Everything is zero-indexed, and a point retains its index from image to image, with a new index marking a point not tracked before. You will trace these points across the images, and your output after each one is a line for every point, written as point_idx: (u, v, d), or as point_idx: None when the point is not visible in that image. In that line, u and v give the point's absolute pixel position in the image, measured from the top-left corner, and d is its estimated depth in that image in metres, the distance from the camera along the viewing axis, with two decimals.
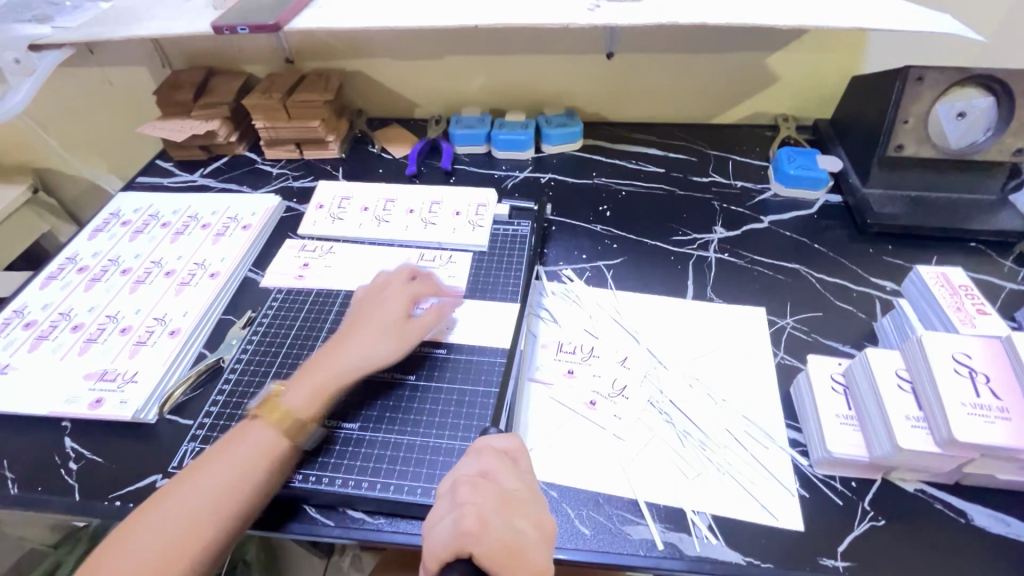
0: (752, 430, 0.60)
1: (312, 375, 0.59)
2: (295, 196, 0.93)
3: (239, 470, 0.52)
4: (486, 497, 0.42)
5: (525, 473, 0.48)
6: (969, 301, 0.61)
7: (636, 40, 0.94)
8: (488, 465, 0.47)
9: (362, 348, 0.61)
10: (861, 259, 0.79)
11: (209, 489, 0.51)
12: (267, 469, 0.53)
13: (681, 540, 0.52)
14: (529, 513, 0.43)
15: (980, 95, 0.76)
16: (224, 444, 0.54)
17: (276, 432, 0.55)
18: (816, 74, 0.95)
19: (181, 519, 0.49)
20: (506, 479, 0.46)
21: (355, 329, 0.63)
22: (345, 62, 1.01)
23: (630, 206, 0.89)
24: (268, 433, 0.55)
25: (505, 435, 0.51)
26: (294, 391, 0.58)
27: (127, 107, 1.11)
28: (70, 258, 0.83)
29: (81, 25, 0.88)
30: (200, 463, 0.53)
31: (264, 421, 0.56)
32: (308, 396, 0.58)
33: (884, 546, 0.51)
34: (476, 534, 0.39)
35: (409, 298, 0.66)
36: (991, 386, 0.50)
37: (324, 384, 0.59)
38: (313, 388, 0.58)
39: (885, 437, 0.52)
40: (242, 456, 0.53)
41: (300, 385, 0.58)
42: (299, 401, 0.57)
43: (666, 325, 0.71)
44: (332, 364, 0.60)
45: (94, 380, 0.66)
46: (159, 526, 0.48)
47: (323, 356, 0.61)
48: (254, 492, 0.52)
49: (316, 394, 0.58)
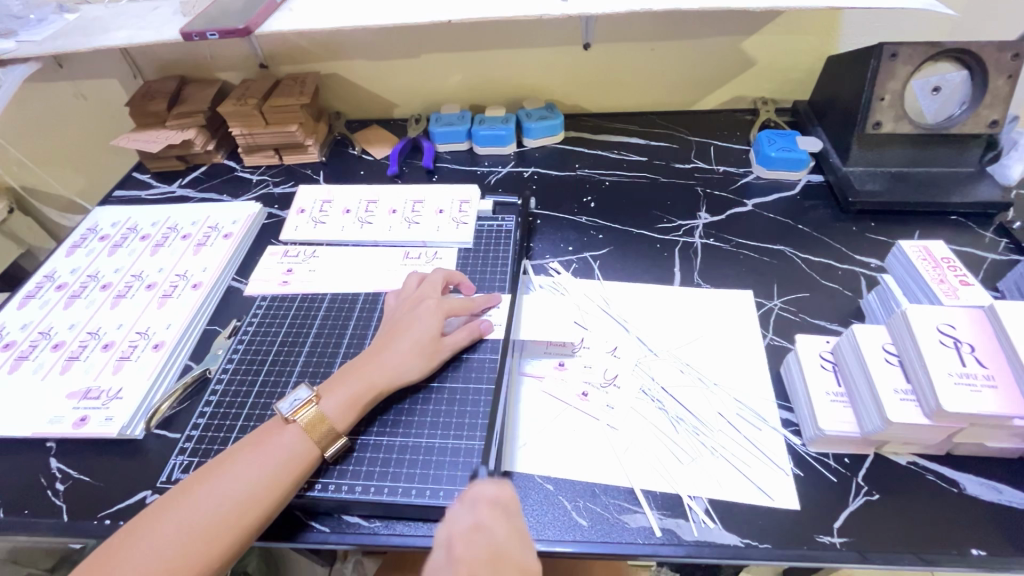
0: (745, 413, 0.60)
1: (348, 383, 0.58)
2: (276, 203, 0.92)
3: (245, 482, 0.51)
4: (477, 559, 0.43)
5: (519, 518, 0.47)
6: (951, 274, 0.61)
7: (612, 29, 0.93)
8: (481, 517, 0.45)
9: (399, 357, 0.60)
10: (845, 238, 0.79)
11: (213, 502, 0.50)
12: (275, 484, 0.52)
13: (679, 526, 0.52)
14: (520, 563, 0.43)
15: (954, 69, 0.78)
16: (230, 455, 0.53)
17: (298, 442, 0.54)
18: (793, 56, 0.95)
19: (182, 532, 0.48)
20: (500, 531, 0.45)
21: (395, 335, 0.62)
22: (320, 65, 1.00)
23: (615, 197, 0.89)
24: (281, 445, 0.54)
25: (496, 481, 0.48)
26: (331, 398, 0.57)
27: (99, 120, 1.09)
28: (48, 276, 0.81)
29: (47, 37, 0.86)
30: (204, 474, 0.52)
31: (290, 429, 0.55)
32: (345, 407, 0.57)
33: (880, 520, 0.51)
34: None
35: (446, 311, 0.64)
36: (975, 355, 0.50)
37: (362, 396, 0.58)
38: (349, 400, 0.57)
39: (874, 412, 0.52)
40: (249, 468, 0.52)
41: (336, 393, 0.57)
42: (334, 411, 0.56)
43: (655, 312, 0.71)
44: (370, 374, 0.59)
45: (77, 399, 0.65)
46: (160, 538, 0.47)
47: (364, 363, 0.60)
48: (260, 507, 0.50)
49: (352, 406, 0.57)
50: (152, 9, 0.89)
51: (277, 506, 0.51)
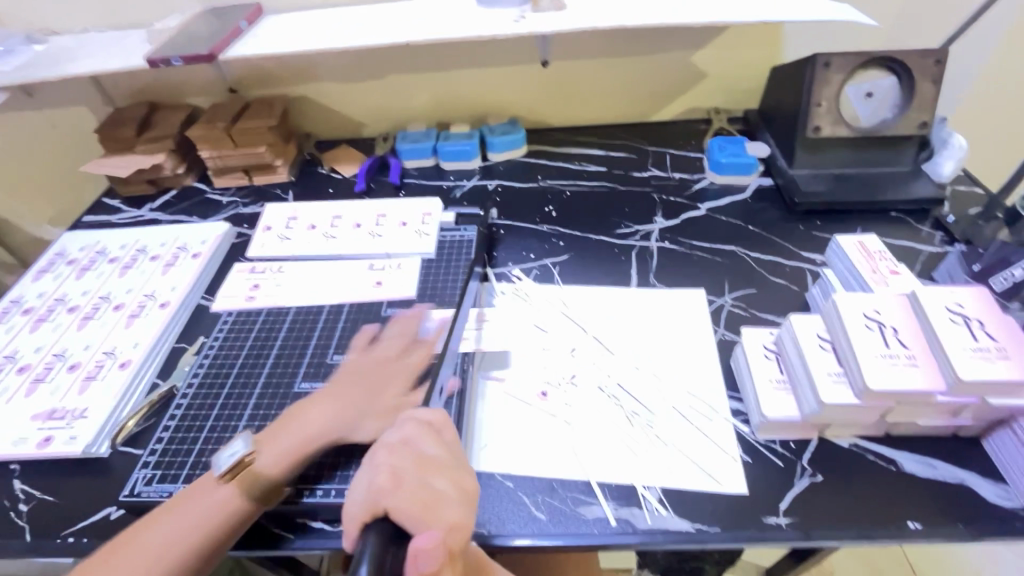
0: (697, 405, 0.62)
1: (288, 436, 0.57)
2: (246, 222, 0.94)
3: (175, 539, 0.50)
4: (402, 459, 0.44)
5: (450, 443, 0.47)
6: (883, 264, 0.65)
7: (568, 46, 0.98)
8: (409, 432, 0.46)
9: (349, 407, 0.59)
10: (792, 236, 0.83)
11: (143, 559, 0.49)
12: (216, 529, 0.52)
13: (633, 515, 0.54)
14: (448, 473, 0.44)
15: (884, 76, 0.83)
16: (156, 513, 0.52)
17: (231, 497, 0.53)
18: (739, 68, 1.00)
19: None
20: (428, 446, 0.45)
21: (357, 380, 0.62)
22: (288, 88, 1.03)
23: (575, 205, 0.92)
24: (213, 502, 0.53)
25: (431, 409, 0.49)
26: (268, 450, 0.56)
27: (69, 148, 1.10)
28: (14, 301, 0.81)
29: (14, 68, 0.88)
30: (127, 535, 0.50)
31: (223, 487, 0.54)
32: (282, 460, 0.56)
33: (823, 500, 0.54)
34: (388, 490, 0.40)
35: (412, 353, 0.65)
36: (899, 337, 0.54)
37: (302, 450, 0.56)
38: (287, 455, 0.56)
39: (811, 395, 0.55)
40: (178, 525, 0.51)
41: (275, 448, 0.56)
42: (269, 464, 0.55)
43: (612, 313, 0.73)
44: (317, 423, 0.58)
45: (42, 420, 0.65)
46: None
47: (310, 410, 0.59)
48: (202, 551, 0.51)
49: (290, 460, 0.56)
50: (120, 38, 0.92)
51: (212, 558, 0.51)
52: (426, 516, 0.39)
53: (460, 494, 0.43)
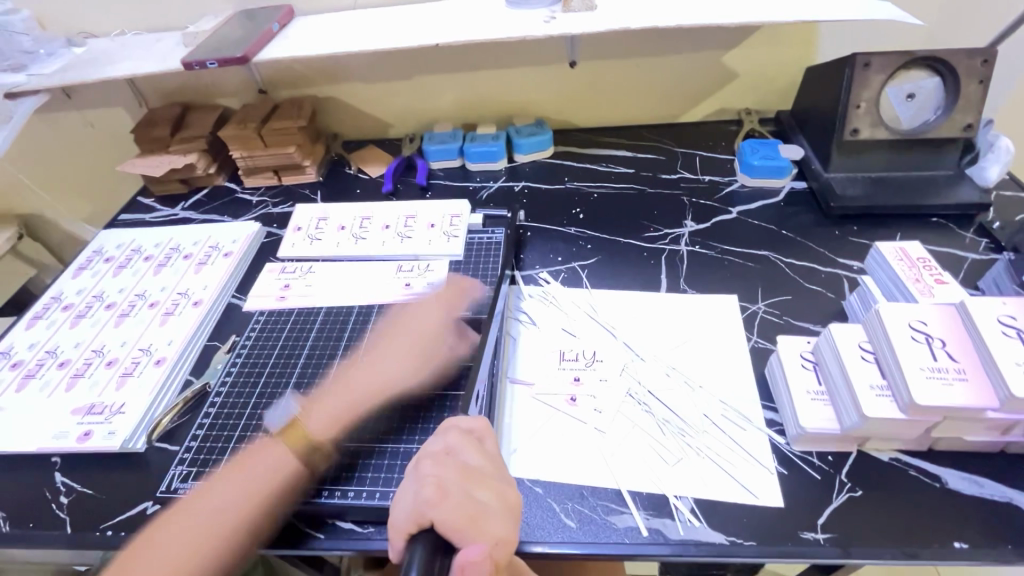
0: (730, 414, 0.61)
1: (336, 400, 0.63)
2: (275, 222, 0.95)
3: (234, 495, 0.56)
4: (447, 470, 0.43)
5: (491, 454, 0.47)
6: (927, 273, 0.63)
7: (597, 46, 0.97)
8: (452, 441, 0.46)
9: (393, 365, 0.66)
10: (828, 241, 0.81)
11: (215, 510, 0.55)
12: (276, 482, 0.56)
13: (665, 526, 0.53)
14: (491, 484, 0.44)
15: (926, 77, 0.80)
16: (227, 472, 0.58)
17: (287, 453, 0.59)
18: (773, 68, 0.98)
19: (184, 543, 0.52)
20: (470, 455, 0.46)
21: (392, 343, 0.69)
22: (318, 89, 1.04)
23: (603, 208, 0.91)
24: (271, 458, 0.58)
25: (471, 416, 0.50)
26: (317, 418, 0.62)
27: (105, 148, 1.13)
28: (55, 297, 0.84)
29: (56, 70, 0.90)
30: (202, 491, 0.57)
31: (280, 445, 0.59)
32: (329, 422, 0.62)
33: (864, 515, 0.52)
34: (434, 502, 0.40)
35: (445, 308, 0.72)
36: (947, 349, 0.52)
37: (347, 412, 0.62)
38: (333, 416, 0.62)
39: (852, 408, 0.53)
40: (244, 480, 0.57)
41: (323, 412, 0.62)
42: (316, 427, 0.61)
43: (641, 318, 0.72)
44: (364, 384, 0.65)
45: (81, 414, 0.67)
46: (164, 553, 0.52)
47: (362, 375, 0.66)
48: (263, 502, 0.55)
49: (336, 420, 0.62)
50: (156, 41, 0.93)
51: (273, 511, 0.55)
52: (472, 531, 0.39)
53: (504, 506, 0.43)
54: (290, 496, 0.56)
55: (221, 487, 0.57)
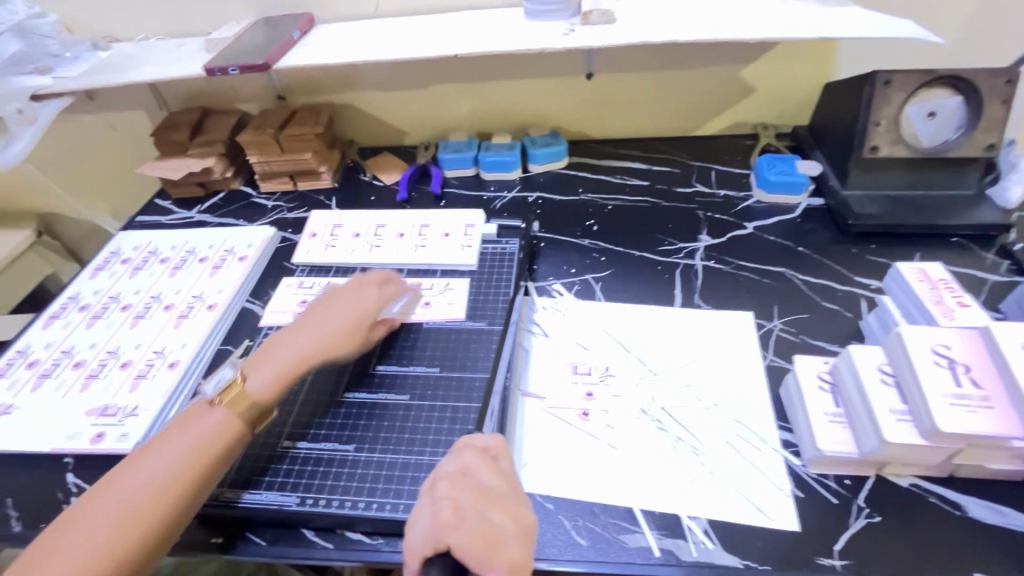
0: (745, 433, 0.60)
1: (274, 362, 0.61)
2: (291, 227, 0.96)
3: (165, 466, 0.53)
4: (463, 491, 0.44)
5: (506, 471, 0.48)
6: (949, 295, 0.62)
7: (614, 59, 0.97)
8: (468, 461, 0.48)
9: (322, 334, 0.64)
10: (845, 259, 0.80)
11: (144, 484, 0.51)
12: (210, 451, 0.55)
13: (678, 546, 0.52)
14: (507, 506, 0.44)
15: (947, 95, 0.79)
16: (153, 444, 0.55)
17: (219, 418, 0.56)
18: (791, 83, 0.98)
19: (113, 517, 0.49)
20: (485, 473, 0.47)
21: (324, 317, 0.66)
22: (335, 96, 1.05)
23: (617, 220, 0.91)
24: (206, 427, 0.56)
25: (487, 435, 0.52)
26: (258, 376, 0.60)
27: (124, 150, 1.15)
28: (71, 297, 0.85)
29: (80, 74, 0.92)
30: (127, 466, 0.53)
31: (215, 411, 0.57)
32: (270, 382, 0.60)
33: (882, 542, 0.51)
34: (450, 525, 0.40)
35: (383, 290, 0.71)
36: (971, 375, 0.51)
37: (288, 372, 0.61)
38: (275, 377, 0.60)
39: (872, 432, 0.52)
40: (172, 449, 0.54)
41: (261, 373, 0.60)
42: (258, 387, 0.59)
43: (655, 333, 0.72)
44: (289, 351, 0.62)
45: (95, 415, 0.67)
46: (89, 532, 0.48)
47: (290, 341, 0.64)
48: (197, 472, 0.53)
49: (277, 381, 0.60)
50: (178, 47, 0.95)
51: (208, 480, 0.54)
52: (488, 556, 0.39)
53: (521, 528, 0.43)
54: (224, 462, 0.55)
55: (147, 461, 0.53)
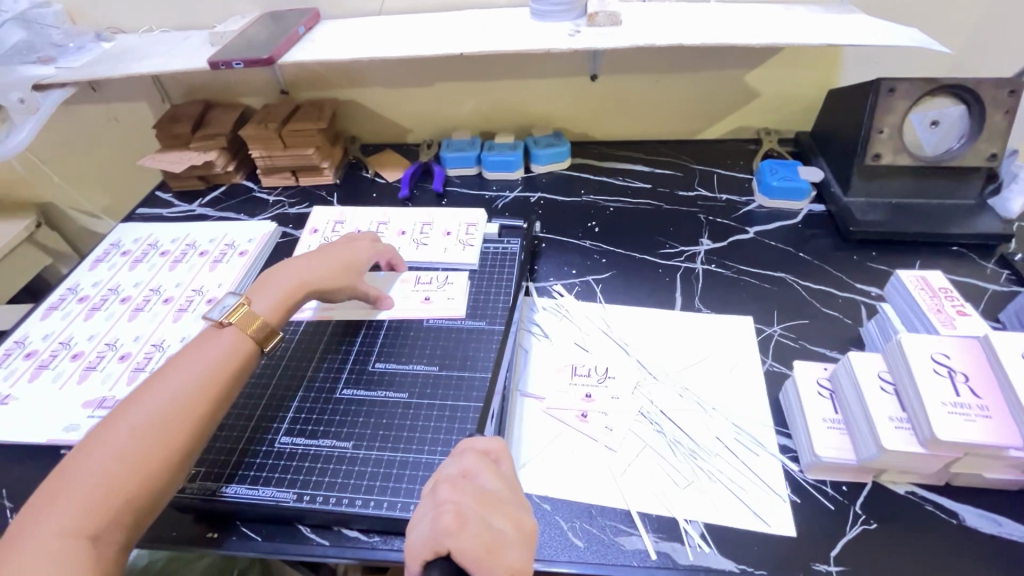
0: (743, 438, 0.60)
1: (276, 286, 0.65)
2: (292, 222, 0.96)
3: (184, 385, 0.54)
4: (464, 495, 0.44)
5: (507, 475, 0.48)
6: (949, 303, 0.62)
7: (618, 61, 0.97)
8: (469, 464, 0.48)
9: (320, 266, 0.69)
10: (845, 266, 0.80)
11: (163, 401, 0.52)
12: (226, 372, 0.57)
13: (674, 550, 0.52)
14: (508, 511, 0.44)
15: (952, 105, 0.79)
16: (165, 369, 0.56)
17: (229, 341, 0.59)
18: (794, 89, 0.98)
19: (137, 435, 0.50)
20: (486, 476, 0.47)
21: (321, 253, 0.71)
22: (339, 92, 1.05)
23: (619, 222, 0.91)
24: (220, 348, 0.58)
25: (487, 437, 0.52)
26: (262, 300, 0.64)
27: (125, 141, 1.14)
28: (71, 288, 0.85)
29: (83, 64, 0.91)
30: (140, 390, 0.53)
31: (226, 332, 0.59)
32: (274, 305, 0.64)
33: (877, 549, 0.51)
34: (452, 530, 0.40)
35: (373, 242, 0.76)
36: (970, 385, 0.51)
37: (289, 296, 0.65)
38: (278, 301, 0.64)
39: (870, 440, 0.52)
40: (187, 369, 0.55)
41: (266, 297, 0.64)
42: (265, 310, 0.63)
43: (654, 336, 0.72)
44: (291, 277, 0.67)
45: (92, 407, 0.67)
46: (116, 445, 0.49)
47: (291, 269, 0.68)
48: (217, 390, 0.55)
49: (281, 305, 0.64)
50: (182, 39, 0.95)
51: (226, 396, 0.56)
52: (489, 561, 0.39)
53: (521, 533, 0.43)
54: (237, 381, 0.58)
55: (162, 385, 0.54)
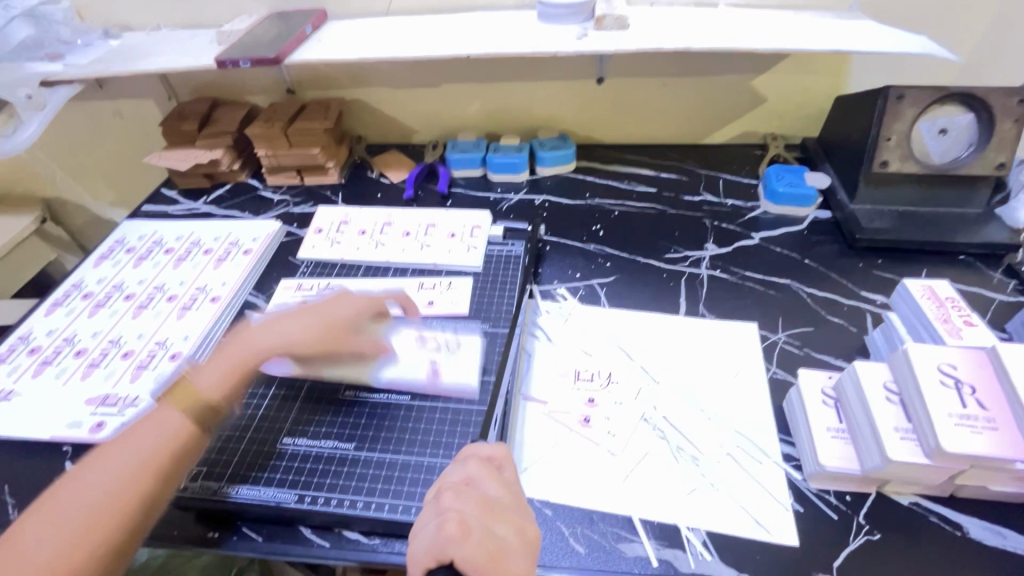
0: (746, 446, 0.60)
1: (230, 354, 0.61)
2: (296, 221, 0.96)
3: (119, 471, 0.52)
4: (468, 502, 0.44)
5: (510, 481, 0.49)
6: (956, 313, 0.61)
7: (625, 64, 0.97)
8: (472, 471, 0.48)
9: (283, 331, 0.63)
10: (851, 274, 0.80)
11: (113, 472, 0.51)
12: (165, 453, 0.53)
13: (676, 557, 0.52)
14: (510, 519, 0.44)
15: (961, 112, 0.79)
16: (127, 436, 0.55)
17: (176, 416, 0.56)
18: (801, 94, 0.97)
19: (63, 526, 0.48)
20: (490, 485, 0.47)
21: (291, 314, 0.64)
22: (345, 92, 1.05)
23: (623, 226, 0.91)
24: (161, 429, 0.55)
25: (491, 444, 0.52)
26: (210, 369, 0.59)
27: (131, 138, 1.14)
28: (75, 285, 0.85)
29: (91, 61, 0.91)
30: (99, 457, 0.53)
31: (169, 409, 0.56)
32: (219, 379, 0.59)
33: (882, 560, 0.51)
34: (456, 539, 0.40)
35: (365, 296, 0.67)
36: (977, 396, 0.50)
37: (234, 369, 0.60)
38: (222, 373, 0.59)
39: (875, 450, 0.52)
40: (125, 453, 0.53)
41: (211, 368, 0.60)
42: (206, 383, 0.58)
43: (658, 341, 0.71)
44: (246, 345, 0.61)
45: (95, 404, 0.67)
46: (37, 541, 0.47)
47: (248, 335, 0.63)
48: (152, 474, 0.52)
49: (226, 375, 0.59)
50: (190, 37, 0.95)
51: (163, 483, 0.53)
52: (492, 570, 0.39)
53: (524, 541, 0.43)
54: (178, 465, 0.54)
55: (98, 468, 0.52)
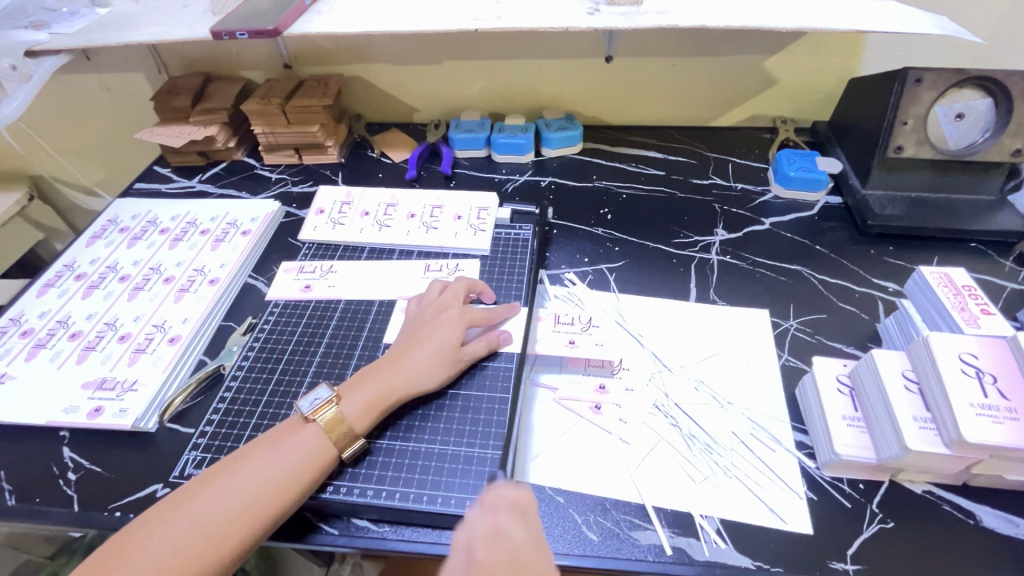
0: (760, 434, 0.59)
1: (371, 385, 0.58)
2: (295, 202, 0.93)
3: (263, 481, 0.51)
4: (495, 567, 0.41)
5: (538, 525, 0.45)
6: (972, 301, 0.61)
7: (636, 43, 0.94)
8: (499, 520, 0.44)
9: (418, 361, 0.60)
10: (863, 261, 0.79)
11: (220, 502, 0.49)
12: (302, 475, 0.52)
13: (690, 545, 0.52)
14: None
15: (978, 97, 0.76)
16: (241, 456, 0.53)
17: (319, 442, 0.54)
18: (813, 77, 0.95)
19: (203, 525, 0.48)
20: (517, 538, 0.43)
21: (418, 342, 0.62)
22: (345, 67, 1.01)
23: (632, 210, 0.89)
24: (304, 447, 0.54)
25: (514, 485, 0.48)
26: (351, 400, 0.57)
27: (120, 113, 1.10)
28: (67, 265, 0.82)
29: (78, 30, 0.87)
30: (220, 470, 0.52)
31: (310, 432, 0.55)
32: (363, 409, 0.57)
33: (895, 548, 0.51)
34: None
35: (471, 317, 0.65)
36: (998, 386, 0.50)
37: (380, 401, 0.58)
38: (369, 404, 0.57)
39: (893, 439, 0.52)
40: (269, 464, 0.52)
41: (357, 396, 0.58)
42: (354, 414, 0.56)
43: (670, 327, 0.70)
44: (389, 377, 0.59)
45: (92, 389, 0.65)
46: (178, 531, 0.47)
47: (385, 366, 0.60)
48: (288, 494, 0.51)
49: (371, 408, 0.57)
50: (182, 6, 0.90)
51: (294, 503, 0.52)
52: None
53: None
54: (310, 488, 0.53)
55: (243, 471, 0.51)
